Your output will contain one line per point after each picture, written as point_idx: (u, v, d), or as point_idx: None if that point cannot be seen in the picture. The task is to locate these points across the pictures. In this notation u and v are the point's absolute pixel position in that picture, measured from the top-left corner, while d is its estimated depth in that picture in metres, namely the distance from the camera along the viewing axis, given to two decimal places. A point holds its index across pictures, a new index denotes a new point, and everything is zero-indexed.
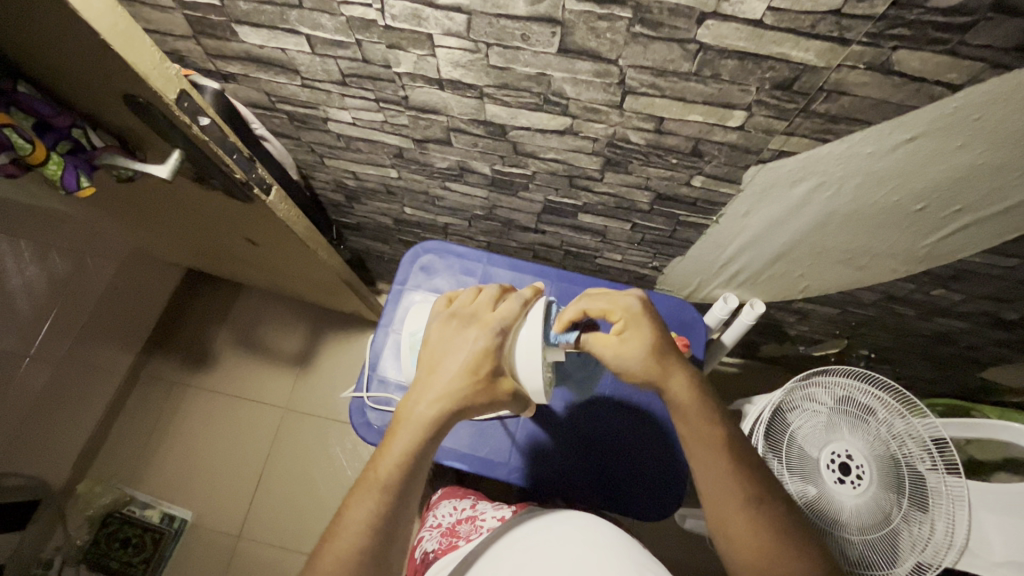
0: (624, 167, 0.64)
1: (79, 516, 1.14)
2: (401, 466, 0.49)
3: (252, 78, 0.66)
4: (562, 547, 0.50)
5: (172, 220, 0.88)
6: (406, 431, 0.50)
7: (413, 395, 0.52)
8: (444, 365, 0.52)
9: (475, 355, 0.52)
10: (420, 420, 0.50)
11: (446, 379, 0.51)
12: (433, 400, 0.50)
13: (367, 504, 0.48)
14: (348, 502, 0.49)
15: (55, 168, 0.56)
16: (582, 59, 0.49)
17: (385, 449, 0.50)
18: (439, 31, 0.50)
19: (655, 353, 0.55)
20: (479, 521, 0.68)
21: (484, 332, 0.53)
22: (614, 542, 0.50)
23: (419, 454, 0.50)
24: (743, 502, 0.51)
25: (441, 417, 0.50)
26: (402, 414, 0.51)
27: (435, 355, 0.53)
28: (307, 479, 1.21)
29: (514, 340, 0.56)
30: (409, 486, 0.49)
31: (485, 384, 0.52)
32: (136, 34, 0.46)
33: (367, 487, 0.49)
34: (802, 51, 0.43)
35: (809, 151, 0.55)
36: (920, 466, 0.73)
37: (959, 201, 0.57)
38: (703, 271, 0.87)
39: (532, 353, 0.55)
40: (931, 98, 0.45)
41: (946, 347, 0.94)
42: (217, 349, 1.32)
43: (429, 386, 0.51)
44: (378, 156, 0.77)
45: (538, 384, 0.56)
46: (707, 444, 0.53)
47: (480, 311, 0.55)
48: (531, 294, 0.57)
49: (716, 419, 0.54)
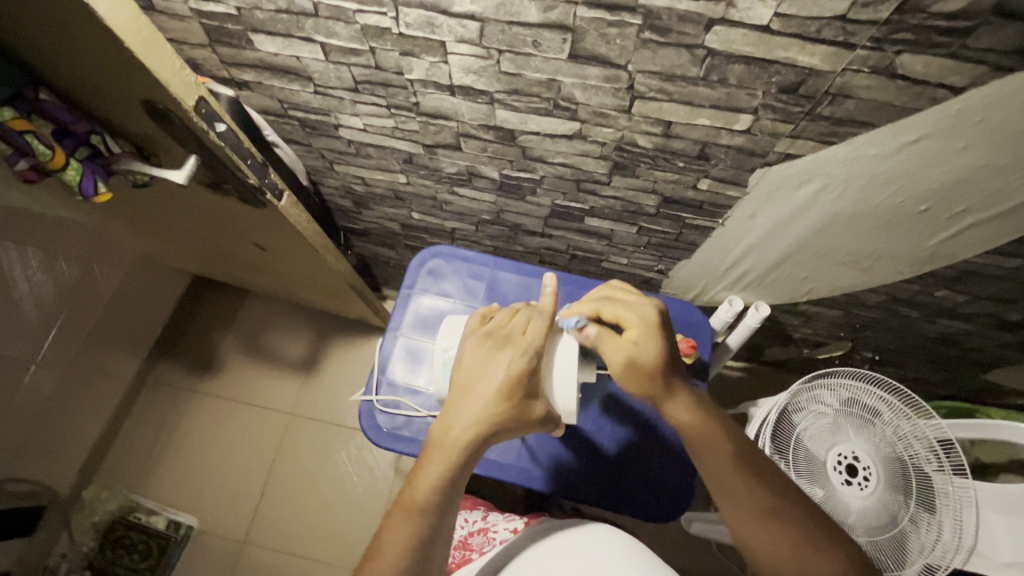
0: (632, 171, 0.65)
1: (85, 522, 1.15)
2: (437, 491, 0.50)
3: (265, 86, 0.67)
4: (580, 554, 0.52)
5: (182, 226, 0.88)
6: (441, 454, 0.51)
7: (447, 418, 0.53)
8: (477, 388, 0.53)
9: (510, 379, 0.53)
10: (455, 445, 0.51)
11: (480, 404, 0.52)
12: (468, 424, 0.52)
13: (404, 528, 0.48)
14: (384, 527, 0.50)
15: (74, 174, 0.57)
16: (592, 65, 0.50)
17: (420, 472, 0.51)
18: (452, 39, 0.51)
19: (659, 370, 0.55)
20: (491, 534, 0.68)
21: (519, 355, 0.54)
22: (627, 546, 0.52)
23: (454, 479, 0.51)
24: (767, 515, 0.51)
25: (474, 441, 0.51)
26: (437, 437, 0.53)
27: (470, 377, 0.54)
28: (313, 485, 1.21)
29: (549, 363, 0.59)
30: (445, 510, 0.50)
31: (517, 407, 0.53)
32: (158, 41, 0.47)
33: (404, 510, 0.49)
34: (808, 56, 0.45)
35: (814, 154, 0.56)
36: (926, 467, 0.74)
37: (963, 202, 0.58)
38: (709, 274, 0.87)
39: (565, 371, 0.58)
40: (934, 100, 0.46)
41: (950, 349, 0.95)
42: (224, 356, 1.32)
43: (464, 409, 0.52)
44: (387, 161, 0.78)
45: (572, 405, 0.59)
46: (717, 457, 0.54)
47: (514, 335, 0.56)
48: (549, 306, 0.57)
49: (726, 431, 0.55)
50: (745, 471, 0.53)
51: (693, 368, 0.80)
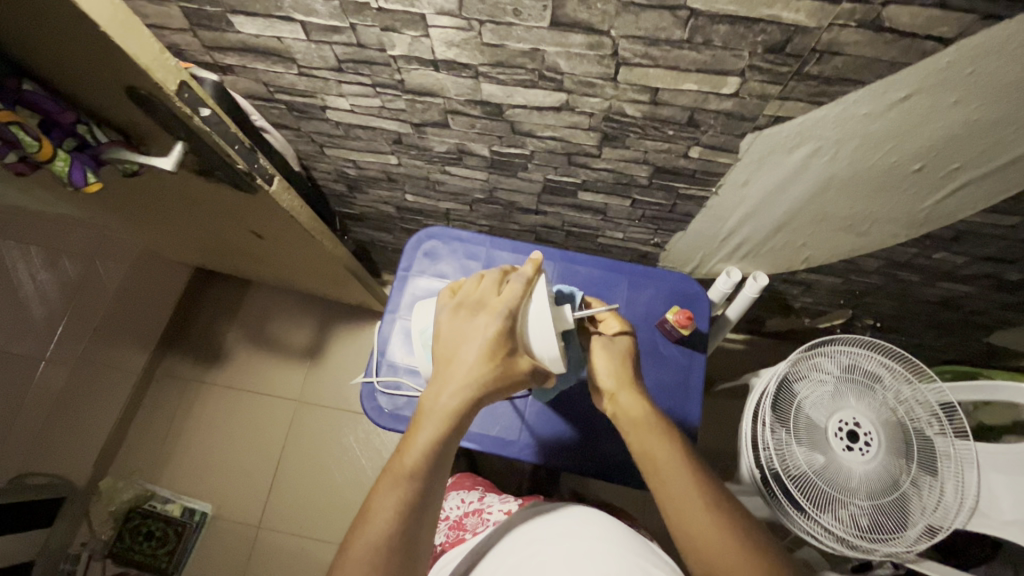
0: (622, 141, 0.64)
1: (103, 511, 1.18)
2: (427, 456, 0.50)
3: (250, 69, 0.67)
4: (573, 541, 0.52)
5: (176, 216, 0.89)
6: (430, 421, 0.51)
7: (434, 387, 0.52)
8: (459, 355, 0.52)
9: (490, 340, 0.52)
10: (443, 411, 0.51)
11: (464, 368, 0.51)
12: (456, 390, 0.51)
13: (394, 493, 0.48)
14: (374, 492, 0.49)
15: (63, 164, 0.57)
16: (575, 32, 0.49)
17: (410, 440, 0.51)
18: (432, 11, 0.51)
19: (621, 377, 0.61)
20: (485, 514, 0.68)
21: (494, 317, 0.53)
22: (621, 539, 0.52)
23: (445, 442, 0.50)
24: (708, 513, 0.50)
25: (464, 406, 0.51)
26: (426, 405, 0.52)
27: (449, 347, 0.53)
28: (321, 469, 1.23)
29: (524, 316, 0.56)
30: (437, 470, 0.50)
31: (503, 365, 0.52)
32: (135, 26, 0.47)
33: (394, 477, 0.49)
34: (793, 12, 0.44)
35: (805, 116, 0.55)
36: (929, 430, 0.74)
37: (957, 159, 0.57)
38: (705, 245, 0.87)
39: (543, 319, 0.56)
40: (923, 53, 0.45)
41: (951, 313, 0.95)
42: (229, 346, 1.34)
43: (450, 375, 0.52)
44: (377, 143, 0.77)
45: (557, 352, 0.56)
46: (661, 445, 0.55)
47: (487, 298, 0.55)
48: (532, 271, 0.57)
49: (675, 440, 0.56)
50: (692, 472, 0.53)
51: (691, 339, 0.81)
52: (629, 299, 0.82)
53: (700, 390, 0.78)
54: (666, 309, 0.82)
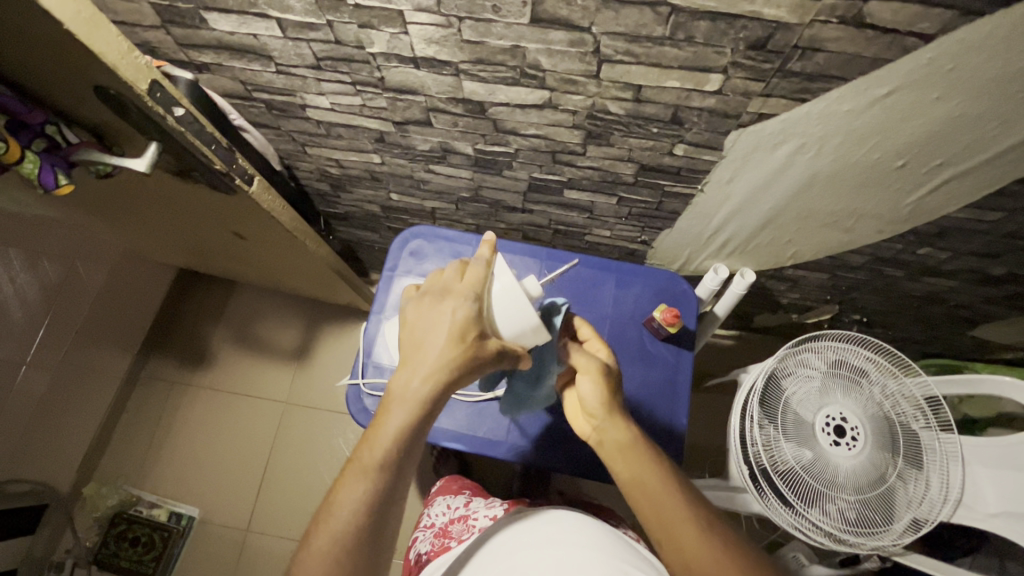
0: (606, 139, 0.64)
1: (87, 517, 1.16)
2: (396, 444, 0.48)
3: (226, 67, 0.65)
4: (559, 546, 0.51)
5: (155, 217, 0.87)
6: (399, 409, 0.49)
7: (402, 374, 0.50)
8: (427, 340, 0.50)
9: (459, 324, 0.51)
10: (413, 399, 0.49)
11: (434, 353, 0.50)
12: (426, 376, 0.49)
13: (359, 485, 0.47)
14: (338, 484, 0.48)
15: (32, 166, 0.55)
16: (556, 29, 0.48)
17: (377, 430, 0.49)
18: (410, 7, 0.50)
19: (607, 403, 0.56)
20: (471, 520, 0.67)
21: (462, 301, 0.52)
22: (606, 543, 0.52)
23: (414, 431, 0.49)
24: (700, 533, 0.49)
25: (435, 392, 0.49)
26: (394, 393, 0.50)
27: (417, 334, 0.52)
28: (309, 471, 1.22)
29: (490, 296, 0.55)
30: (405, 461, 0.49)
31: (473, 348, 0.51)
32: (100, 22, 0.46)
33: (359, 468, 0.47)
34: (774, 8, 0.43)
35: (788, 113, 0.55)
36: (914, 424, 0.75)
37: (939, 155, 0.57)
38: (691, 242, 0.87)
39: (512, 298, 0.54)
40: (905, 50, 0.45)
41: (936, 307, 0.95)
42: (214, 348, 1.32)
43: (418, 362, 0.50)
44: (359, 141, 0.76)
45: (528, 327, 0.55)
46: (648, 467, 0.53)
47: (452, 282, 0.53)
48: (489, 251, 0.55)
49: (662, 464, 0.54)
50: (679, 492, 0.52)
51: (678, 337, 0.80)
52: (616, 297, 0.82)
53: (687, 389, 0.78)
54: (652, 307, 0.82)
